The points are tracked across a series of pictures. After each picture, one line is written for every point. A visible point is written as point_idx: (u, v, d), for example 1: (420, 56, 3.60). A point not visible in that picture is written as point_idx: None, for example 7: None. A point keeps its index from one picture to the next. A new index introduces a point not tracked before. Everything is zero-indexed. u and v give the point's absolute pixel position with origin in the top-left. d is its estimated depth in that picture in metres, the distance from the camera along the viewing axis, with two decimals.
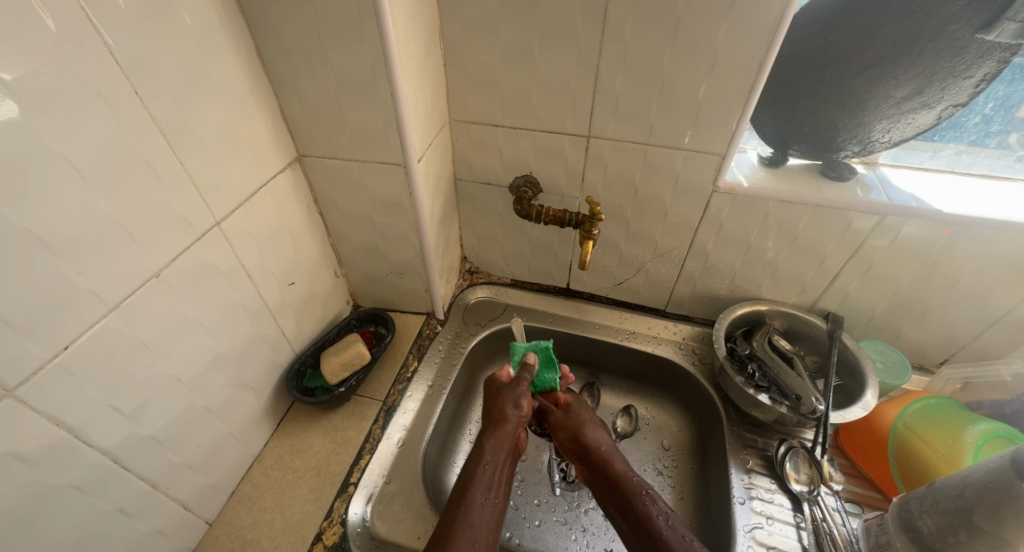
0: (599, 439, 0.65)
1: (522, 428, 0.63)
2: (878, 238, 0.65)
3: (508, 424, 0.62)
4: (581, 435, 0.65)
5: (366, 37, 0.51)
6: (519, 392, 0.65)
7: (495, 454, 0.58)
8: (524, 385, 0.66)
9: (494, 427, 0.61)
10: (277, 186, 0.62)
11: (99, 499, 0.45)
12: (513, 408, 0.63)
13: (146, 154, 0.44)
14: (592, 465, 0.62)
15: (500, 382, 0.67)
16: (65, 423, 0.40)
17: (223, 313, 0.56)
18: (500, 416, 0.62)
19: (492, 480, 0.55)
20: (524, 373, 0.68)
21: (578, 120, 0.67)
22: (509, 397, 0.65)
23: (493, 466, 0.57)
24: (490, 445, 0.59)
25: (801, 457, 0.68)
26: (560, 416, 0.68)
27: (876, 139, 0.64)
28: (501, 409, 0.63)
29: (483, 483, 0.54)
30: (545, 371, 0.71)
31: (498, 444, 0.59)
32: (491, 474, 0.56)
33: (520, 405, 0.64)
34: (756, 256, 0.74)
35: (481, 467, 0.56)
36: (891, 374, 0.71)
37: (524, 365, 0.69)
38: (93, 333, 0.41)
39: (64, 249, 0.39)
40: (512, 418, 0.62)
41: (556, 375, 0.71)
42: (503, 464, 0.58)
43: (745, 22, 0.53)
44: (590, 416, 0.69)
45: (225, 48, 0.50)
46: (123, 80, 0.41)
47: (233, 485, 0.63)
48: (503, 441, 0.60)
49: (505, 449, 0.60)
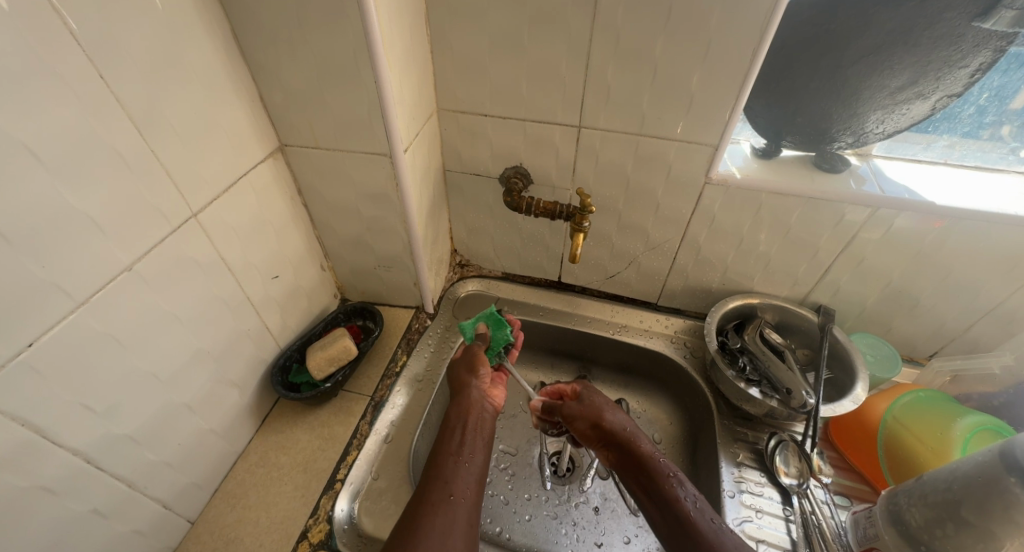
0: (620, 422, 0.62)
1: (488, 388, 0.63)
2: (871, 231, 0.64)
3: (470, 385, 0.62)
4: (602, 418, 0.63)
5: (347, 21, 0.49)
6: (475, 357, 0.67)
7: (461, 414, 0.58)
8: (477, 350, 0.69)
9: (461, 395, 0.61)
10: (258, 177, 0.60)
11: (71, 500, 0.43)
12: (472, 375, 0.64)
13: (115, 143, 0.42)
14: (615, 450, 0.60)
15: (458, 358, 0.69)
16: (31, 423, 0.39)
17: (202, 308, 0.54)
18: (462, 384, 0.63)
19: (465, 438, 0.55)
20: (476, 344, 0.70)
21: (569, 110, 0.66)
22: (465, 363, 0.67)
23: (462, 426, 0.56)
24: (455, 409, 0.59)
25: (790, 450, 0.69)
26: (577, 406, 0.66)
27: (870, 130, 0.63)
28: (461, 379, 0.64)
29: (456, 443, 0.54)
30: (496, 330, 0.71)
31: (464, 407, 0.59)
32: (462, 433, 0.55)
33: (477, 370, 0.65)
34: (749, 249, 0.73)
35: (450, 429, 0.56)
36: (882, 367, 0.72)
37: (477, 336, 0.71)
38: (59, 330, 0.40)
39: (24, 241, 0.37)
40: (472, 382, 0.63)
41: (507, 331, 0.71)
42: (478, 423, 0.57)
43: (739, 9, 0.52)
44: (606, 399, 0.66)
45: (199, 31, 0.48)
46: (88, 64, 0.39)
47: (216, 483, 0.62)
48: (469, 401, 0.60)
49: (473, 408, 0.59)
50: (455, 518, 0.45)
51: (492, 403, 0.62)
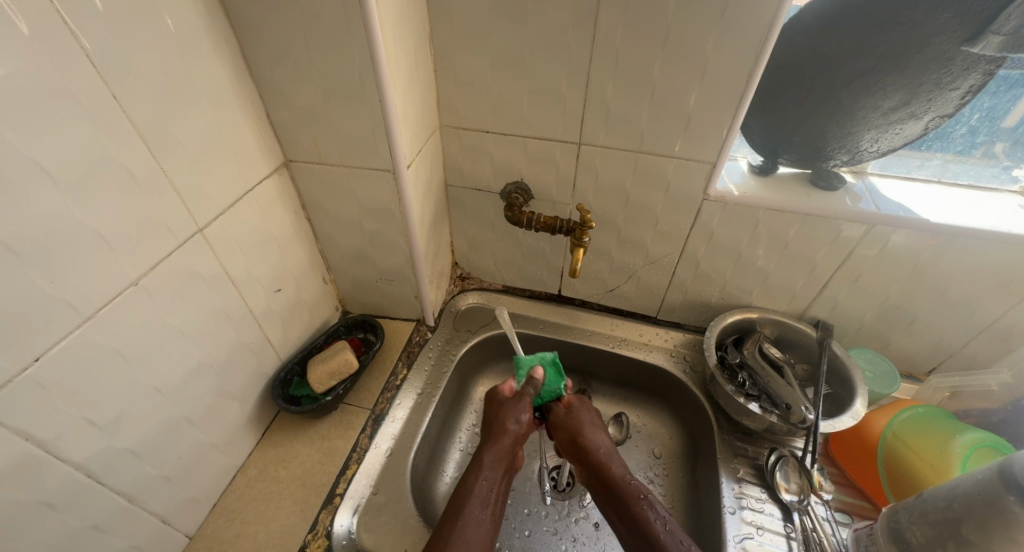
0: (598, 441, 0.64)
1: (520, 444, 0.62)
2: (867, 248, 0.65)
3: (506, 437, 0.60)
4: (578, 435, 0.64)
5: (353, 42, 0.51)
6: (521, 410, 0.63)
7: (492, 470, 0.58)
8: (527, 402, 0.64)
9: (493, 441, 0.60)
10: (263, 193, 0.61)
11: (70, 515, 0.43)
12: (510, 423, 0.62)
13: (124, 161, 0.43)
14: (589, 467, 0.62)
15: (504, 398, 0.65)
16: (35, 437, 0.39)
17: (205, 323, 0.54)
18: (500, 430, 0.61)
19: (488, 498, 0.55)
20: (527, 388, 0.65)
21: (569, 127, 0.67)
22: (511, 412, 0.63)
23: (490, 483, 0.57)
24: (489, 460, 0.58)
25: (790, 466, 0.68)
26: (563, 415, 0.67)
27: (864, 148, 0.64)
28: (499, 424, 0.62)
29: (478, 499, 0.55)
30: (551, 381, 0.68)
31: (496, 460, 0.59)
32: (487, 491, 0.56)
33: (519, 420, 0.62)
34: (747, 264, 0.74)
35: (475, 481, 0.56)
36: (880, 383, 0.72)
37: (530, 379, 0.66)
38: (66, 344, 0.40)
39: (34, 256, 0.37)
40: (508, 432, 0.61)
41: (561, 386, 0.69)
42: (500, 481, 0.58)
43: (733, 33, 0.53)
44: (591, 417, 0.67)
45: (210, 52, 0.49)
46: (102, 85, 0.40)
47: (215, 497, 0.62)
48: (502, 454, 0.59)
49: (503, 463, 0.59)
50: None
51: (518, 456, 0.62)
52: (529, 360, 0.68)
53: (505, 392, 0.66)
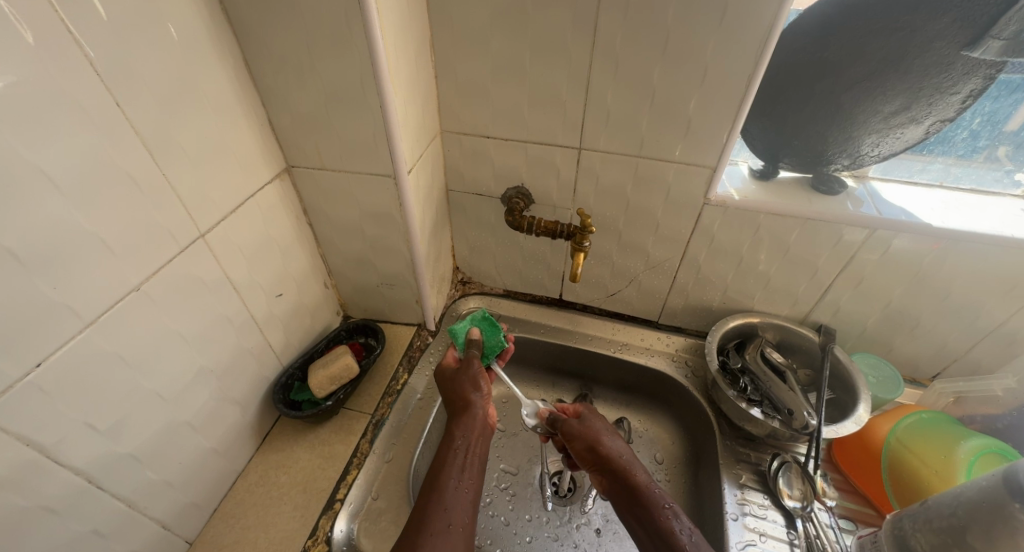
0: (617, 448, 0.63)
1: (488, 408, 0.63)
2: (869, 252, 0.65)
3: (473, 406, 0.61)
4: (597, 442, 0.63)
5: (354, 48, 0.51)
6: (474, 375, 0.65)
7: (465, 438, 0.58)
8: (474, 360, 0.68)
9: (461, 414, 0.61)
10: (265, 198, 0.61)
11: (71, 520, 0.43)
12: (473, 395, 0.63)
13: (127, 167, 0.43)
14: (611, 475, 0.61)
15: (453, 373, 0.67)
16: (36, 442, 0.39)
17: (206, 328, 0.55)
18: (465, 403, 0.62)
19: (465, 464, 0.55)
20: (470, 351, 0.70)
21: (570, 132, 0.67)
22: (467, 382, 0.65)
23: (464, 450, 0.56)
24: (459, 431, 0.58)
25: (794, 472, 0.68)
26: (576, 424, 0.66)
27: (865, 153, 0.64)
28: (463, 398, 0.63)
29: (455, 467, 0.54)
30: (489, 335, 0.73)
31: (467, 430, 0.58)
32: (463, 459, 0.55)
33: (479, 387, 0.64)
34: (748, 268, 0.74)
35: (451, 452, 0.56)
36: (883, 388, 0.71)
37: (469, 343, 0.71)
38: (68, 350, 0.41)
39: (37, 262, 0.38)
40: (474, 403, 0.62)
41: (501, 336, 0.74)
42: (476, 450, 0.57)
43: (733, 38, 0.53)
44: (604, 424, 0.67)
45: (212, 59, 0.50)
46: (104, 92, 0.40)
47: (216, 502, 0.62)
48: (471, 420, 0.60)
49: (476, 429, 0.59)
50: (453, 549, 0.46)
51: (491, 421, 0.62)
52: (461, 325, 0.73)
53: (450, 363, 0.69)
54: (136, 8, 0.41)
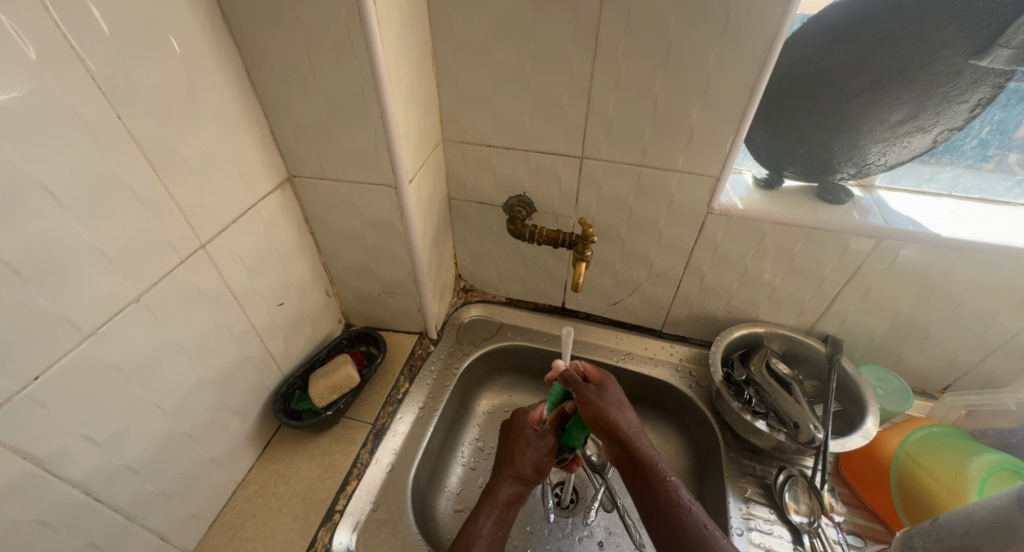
0: (627, 422, 0.58)
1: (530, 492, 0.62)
2: (876, 262, 0.64)
3: (523, 484, 0.61)
4: (604, 415, 0.58)
5: (355, 59, 0.51)
6: (540, 450, 0.63)
7: (501, 510, 0.58)
8: (550, 443, 0.64)
9: (507, 477, 0.61)
10: (266, 208, 0.61)
11: (69, 532, 0.43)
12: (528, 462, 0.62)
13: (128, 179, 0.43)
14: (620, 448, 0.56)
15: (529, 430, 0.65)
16: (33, 455, 0.39)
17: (206, 337, 0.55)
18: (518, 467, 0.62)
19: (494, 538, 0.56)
20: (551, 424, 0.65)
21: (571, 141, 0.67)
22: (530, 451, 0.63)
23: (498, 521, 0.57)
24: (502, 496, 0.59)
25: (800, 486, 0.67)
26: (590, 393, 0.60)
27: (872, 162, 0.63)
28: (517, 459, 0.62)
29: (483, 540, 0.55)
30: (577, 428, 0.64)
31: (509, 500, 0.59)
32: (493, 530, 0.56)
33: (535, 460, 0.63)
34: (753, 277, 0.73)
35: (485, 515, 0.57)
36: (892, 401, 0.70)
37: (559, 409, 0.65)
38: (66, 362, 0.40)
39: (37, 275, 0.38)
40: (526, 471, 0.61)
41: (586, 435, 0.63)
42: (507, 525, 0.58)
43: (736, 46, 0.53)
44: (613, 394, 0.61)
45: (215, 71, 0.50)
46: (106, 106, 0.40)
47: (214, 513, 0.61)
48: (516, 495, 0.60)
49: (514, 505, 0.60)
50: None
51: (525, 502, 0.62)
52: (561, 393, 0.66)
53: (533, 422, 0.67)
54: (138, 23, 0.41)
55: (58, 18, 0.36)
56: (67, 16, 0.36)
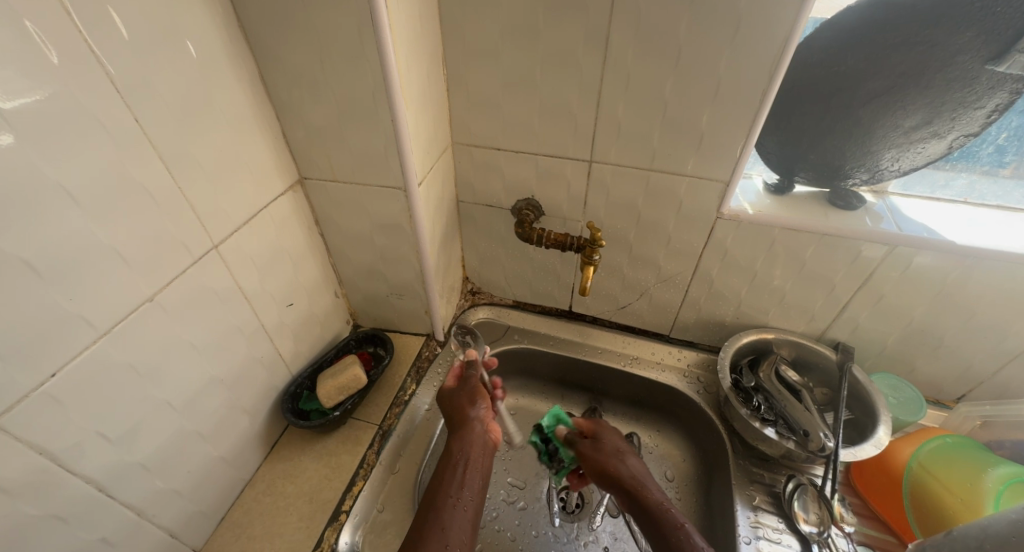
0: (630, 469, 0.65)
1: (488, 423, 0.65)
2: (889, 268, 0.63)
3: (472, 420, 0.64)
4: (605, 465, 0.66)
5: (367, 63, 0.52)
6: (473, 389, 0.68)
7: (462, 453, 0.61)
8: (472, 382, 0.70)
9: (459, 431, 0.63)
10: (277, 209, 0.62)
11: (81, 528, 0.44)
12: (467, 407, 0.66)
13: (146, 180, 0.44)
14: (623, 494, 0.63)
15: (451, 385, 0.71)
16: (48, 451, 0.40)
17: (217, 336, 0.55)
18: (463, 415, 0.65)
19: (464, 479, 0.58)
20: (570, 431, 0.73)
21: (580, 146, 0.67)
22: (466, 393, 0.68)
23: (463, 466, 0.60)
24: (456, 446, 0.61)
25: (810, 495, 0.66)
26: (590, 444, 0.70)
27: (885, 167, 0.62)
28: (459, 411, 0.66)
29: (455, 485, 0.57)
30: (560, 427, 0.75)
31: (464, 444, 0.62)
32: (462, 474, 0.59)
33: (477, 400, 0.66)
34: (763, 283, 0.72)
35: (451, 470, 0.59)
36: (906, 410, 0.69)
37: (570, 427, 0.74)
38: (81, 360, 0.41)
39: (54, 274, 0.38)
40: (472, 414, 0.65)
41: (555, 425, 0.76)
42: (479, 462, 0.61)
43: (748, 50, 0.53)
44: (620, 442, 0.70)
45: (229, 73, 0.51)
46: (125, 107, 0.41)
47: (222, 512, 0.62)
48: (470, 436, 0.63)
49: (476, 444, 0.62)
50: None
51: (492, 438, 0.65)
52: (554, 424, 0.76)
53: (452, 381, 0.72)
54: (155, 25, 0.42)
55: (82, 26, 0.37)
56: (89, 22, 0.37)
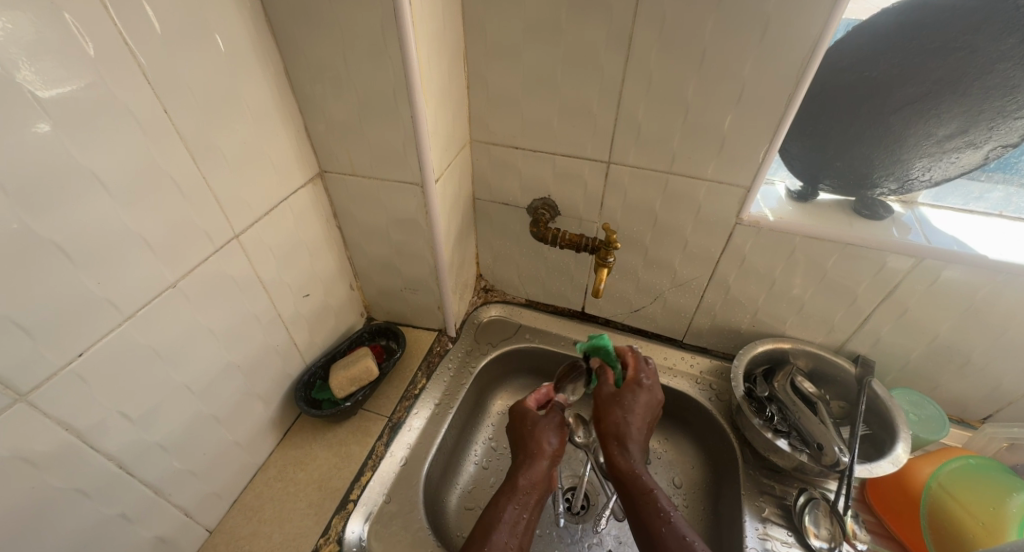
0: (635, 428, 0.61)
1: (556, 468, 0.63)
2: (915, 281, 0.61)
3: (541, 461, 0.62)
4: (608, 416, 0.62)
5: (389, 60, 0.52)
6: (555, 426, 0.66)
7: (526, 495, 0.59)
8: (558, 420, 0.67)
9: (528, 465, 0.62)
10: (297, 202, 0.63)
11: (102, 503, 0.46)
12: (546, 442, 0.64)
13: (173, 169, 0.46)
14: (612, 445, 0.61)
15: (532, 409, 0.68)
16: (73, 427, 0.42)
17: (236, 323, 0.57)
18: (537, 451, 0.63)
19: (519, 523, 0.57)
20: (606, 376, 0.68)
21: (598, 147, 0.66)
22: (546, 429, 0.65)
23: (522, 506, 0.58)
24: (523, 483, 0.60)
25: (822, 510, 0.65)
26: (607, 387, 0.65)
27: (915, 177, 0.60)
28: (535, 443, 0.64)
29: (508, 525, 0.56)
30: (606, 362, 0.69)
31: (530, 483, 0.60)
32: (518, 515, 0.57)
33: (553, 438, 0.64)
34: (781, 292, 0.71)
35: (509, 505, 0.58)
36: (927, 428, 0.66)
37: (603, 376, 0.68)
38: (106, 341, 0.43)
39: (83, 258, 0.40)
40: (545, 452, 0.63)
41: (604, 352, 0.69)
42: (533, 506, 0.59)
43: (774, 53, 0.51)
44: (641, 391, 0.64)
45: (256, 67, 0.52)
46: (155, 98, 0.42)
47: (235, 494, 0.64)
48: (538, 479, 0.61)
49: (540, 488, 0.60)
50: None
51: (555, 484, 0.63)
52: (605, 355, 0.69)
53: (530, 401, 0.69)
54: (186, 20, 0.43)
55: (117, 19, 0.38)
56: (124, 16, 0.39)
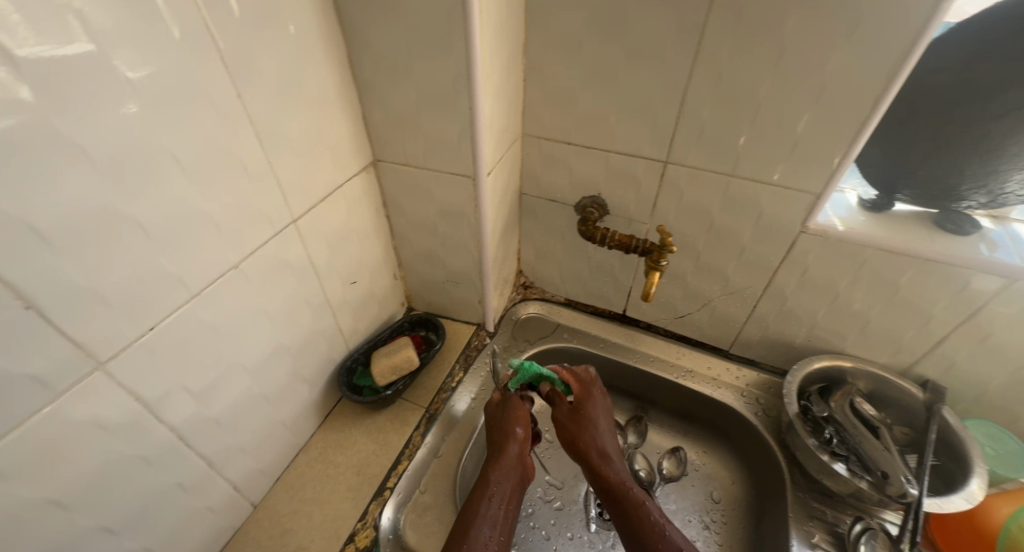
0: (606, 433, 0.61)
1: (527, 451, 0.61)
2: (1002, 304, 0.56)
3: (511, 447, 0.59)
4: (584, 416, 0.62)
5: (452, 50, 0.51)
6: (519, 410, 0.63)
7: (500, 485, 0.55)
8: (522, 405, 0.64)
9: (495, 458, 0.58)
10: (351, 189, 0.64)
11: (163, 472, 0.47)
12: (514, 430, 0.61)
13: (241, 152, 0.46)
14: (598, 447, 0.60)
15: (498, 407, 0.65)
16: (142, 398, 0.43)
17: (288, 306, 0.58)
18: (503, 440, 0.60)
19: (497, 514, 0.52)
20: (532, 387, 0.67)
21: (657, 145, 0.64)
22: (511, 416, 0.63)
23: (500, 498, 0.54)
24: (495, 476, 0.56)
25: (879, 542, 0.61)
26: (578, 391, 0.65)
27: (1010, 191, 0.55)
28: (503, 431, 0.61)
29: (488, 519, 0.51)
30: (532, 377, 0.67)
31: (502, 473, 0.56)
32: (497, 507, 0.53)
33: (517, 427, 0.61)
34: (844, 307, 0.66)
35: (486, 501, 0.53)
36: (1007, 465, 0.61)
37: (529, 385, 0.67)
38: (175, 316, 0.44)
39: (159, 235, 0.41)
40: (514, 438, 0.60)
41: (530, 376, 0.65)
42: (510, 496, 0.55)
43: (863, 51, 0.48)
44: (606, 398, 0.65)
45: (321, 54, 0.53)
46: (230, 81, 0.43)
47: (278, 472, 0.65)
48: (510, 464, 0.58)
49: (513, 473, 0.57)
50: None
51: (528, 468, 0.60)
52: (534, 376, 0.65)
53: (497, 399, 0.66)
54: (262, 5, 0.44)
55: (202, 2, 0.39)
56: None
